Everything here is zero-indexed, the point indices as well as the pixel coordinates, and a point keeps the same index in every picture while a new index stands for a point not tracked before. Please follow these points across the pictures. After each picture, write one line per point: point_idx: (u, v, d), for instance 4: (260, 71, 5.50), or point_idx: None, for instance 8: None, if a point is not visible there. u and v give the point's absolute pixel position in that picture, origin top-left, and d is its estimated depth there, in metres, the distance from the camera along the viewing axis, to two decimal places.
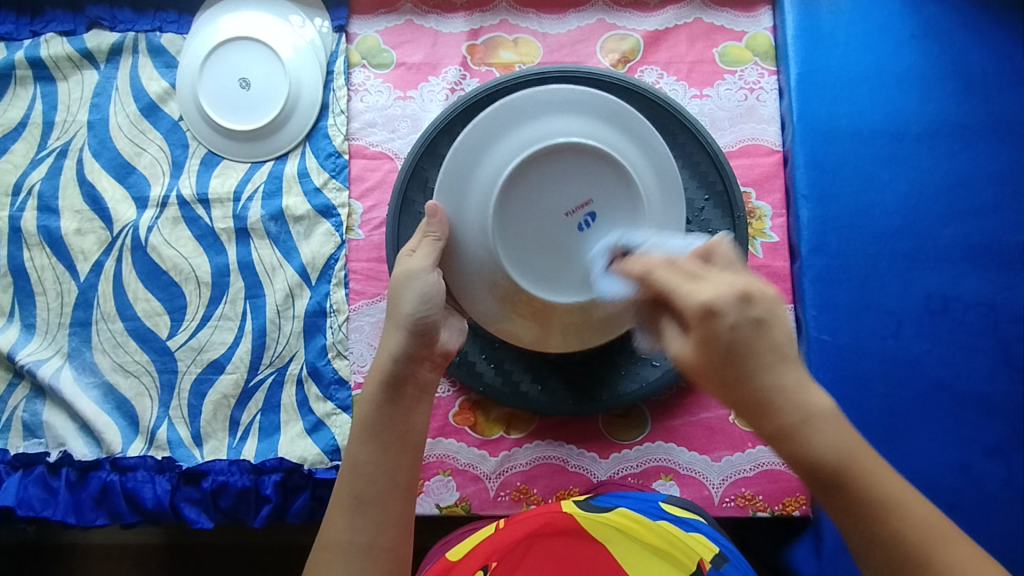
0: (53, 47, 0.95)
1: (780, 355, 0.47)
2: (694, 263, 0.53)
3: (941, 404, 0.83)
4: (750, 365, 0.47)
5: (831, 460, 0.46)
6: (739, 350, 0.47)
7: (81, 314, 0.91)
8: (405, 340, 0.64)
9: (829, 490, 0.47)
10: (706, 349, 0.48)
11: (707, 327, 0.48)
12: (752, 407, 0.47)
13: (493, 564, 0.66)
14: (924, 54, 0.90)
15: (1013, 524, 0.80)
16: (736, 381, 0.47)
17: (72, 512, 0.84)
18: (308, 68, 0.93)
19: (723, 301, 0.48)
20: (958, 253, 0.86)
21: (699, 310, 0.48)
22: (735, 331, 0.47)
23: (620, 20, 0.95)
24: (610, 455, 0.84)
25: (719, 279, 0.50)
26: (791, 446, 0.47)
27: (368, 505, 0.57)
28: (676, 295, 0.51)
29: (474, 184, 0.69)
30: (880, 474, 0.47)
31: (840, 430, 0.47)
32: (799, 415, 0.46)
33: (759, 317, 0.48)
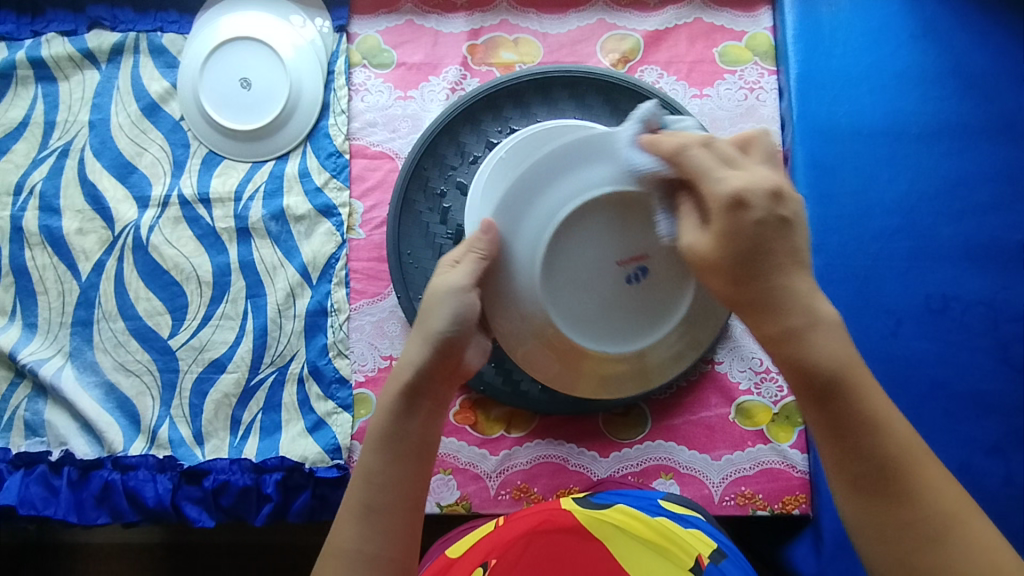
0: (54, 47, 0.95)
1: (797, 264, 0.52)
2: (731, 149, 0.55)
3: (940, 403, 0.83)
4: (770, 266, 0.52)
5: (830, 366, 0.51)
6: (762, 247, 0.52)
7: (82, 313, 0.91)
8: (428, 354, 0.58)
9: (824, 396, 0.52)
10: (727, 241, 0.52)
11: (732, 219, 0.52)
12: (763, 304, 0.52)
13: (493, 561, 0.66)
14: (923, 54, 0.90)
15: (1012, 522, 0.80)
16: (751, 280, 0.52)
17: (73, 511, 0.84)
18: (309, 68, 0.93)
19: (753, 192, 0.52)
20: (958, 252, 0.86)
21: (728, 198, 0.52)
22: (760, 226, 0.51)
23: (620, 20, 0.95)
24: (610, 454, 0.85)
25: (754, 171, 0.54)
26: (794, 348, 0.52)
27: (376, 514, 0.56)
28: (710, 178, 0.53)
29: (536, 210, 0.61)
30: (870, 391, 0.52)
31: (843, 343, 0.52)
32: (808, 320, 0.52)
33: (786, 216, 0.52)
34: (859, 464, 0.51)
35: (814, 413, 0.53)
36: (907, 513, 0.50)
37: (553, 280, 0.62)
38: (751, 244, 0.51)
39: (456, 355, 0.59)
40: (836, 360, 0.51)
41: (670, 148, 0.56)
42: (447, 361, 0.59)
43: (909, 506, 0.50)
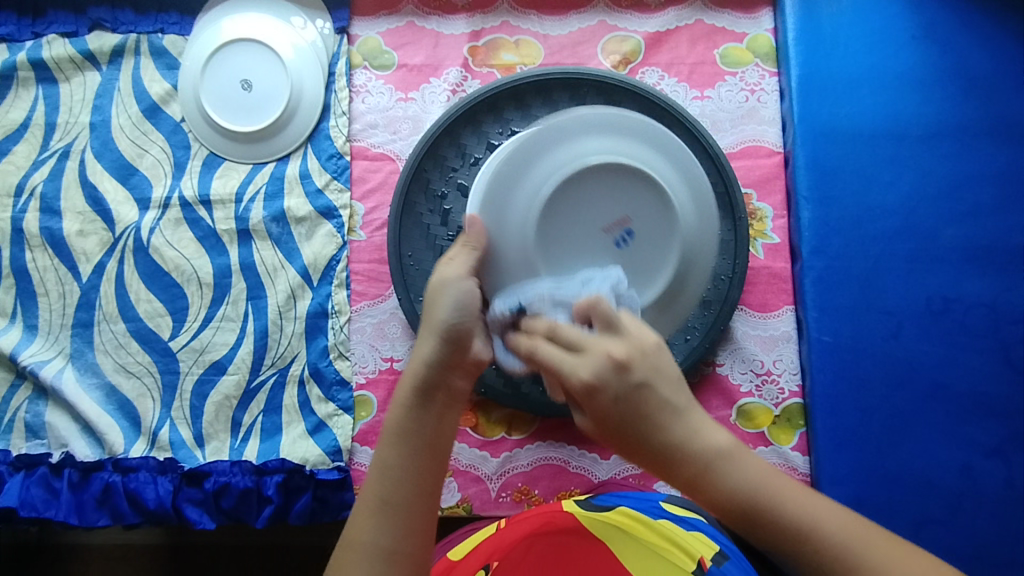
0: (55, 48, 0.95)
1: (672, 411, 0.51)
2: (574, 330, 0.53)
3: (941, 404, 0.83)
4: (651, 428, 0.50)
5: (740, 496, 0.51)
6: (630, 416, 0.50)
7: (83, 315, 0.91)
8: (437, 347, 0.56)
9: (749, 520, 0.51)
10: (602, 422, 0.51)
11: (593, 404, 0.51)
12: (659, 461, 0.51)
13: (494, 563, 0.66)
14: (924, 55, 0.90)
15: (1013, 525, 0.80)
16: (640, 446, 0.51)
17: (74, 513, 0.84)
18: (310, 69, 0.93)
19: (603, 378, 0.50)
20: (959, 254, 0.86)
21: (581, 388, 0.51)
22: (621, 401, 0.50)
23: (621, 22, 0.95)
24: (611, 456, 0.85)
25: (599, 347, 0.51)
26: (703, 492, 0.51)
27: (393, 509, 0.54)
28: (561, 373, 0.52)
29: (519, 193, 0.65)
30: (785, 497, 0.51)
31: (744, 463, 0.51)
32: (701, 463, 0.51)
33: (640, 380, 0.50)
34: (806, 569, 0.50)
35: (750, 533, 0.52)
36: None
37: (547, 248, 0.64)
38: (621, 419, 0.51)
39: (466, 345, 0.56)
40: (745, 485, 0.51)
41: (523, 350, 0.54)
42: (457, 353, 0.56)
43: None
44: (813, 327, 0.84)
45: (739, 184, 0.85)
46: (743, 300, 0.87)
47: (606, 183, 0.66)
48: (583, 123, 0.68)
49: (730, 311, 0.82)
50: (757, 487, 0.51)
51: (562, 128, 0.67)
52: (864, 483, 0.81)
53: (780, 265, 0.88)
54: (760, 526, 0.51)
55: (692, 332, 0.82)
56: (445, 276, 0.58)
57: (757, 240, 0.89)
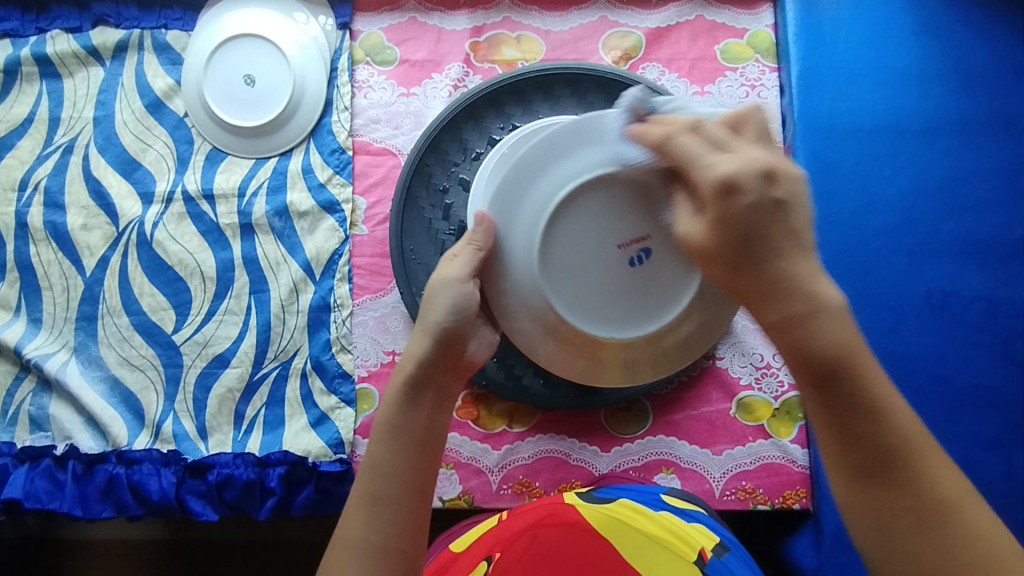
0: (59, 44, 0.96)
1: (795, 246, 0.51)
2: (722, 130, 0.54)
3: (940, 397, 0.84)
4: (765, 254, 0.50)
5: (831, 353, 0.50)
6: (753, 233, 0.50)
7: (87, 308, 0.91)
8: (431, 347, 0.60)
9: (824, 382, 0.50)
10: (720, 229, 0.51)
11: (723, 206, 0.51)
12: (761, 289, 0.51)
13: (497, 555, 0.67)
14: (925, 51, 0.91)
15: (1011, 517, 0.80)
16: (749, 268, 0.51)
17: (78, 504, 0.85)
18: (313, 64, 0.94)
19: (745, 175, 0.50)
20: (958, 248, 0.87)
21: (718, 184, 0.51)
22: (750, 210, 0.50)
23: (622, 18, 0.95)
24: (611, 449, 0.85)
25: (745, 153, 0.52)
26: (795, 333, 0.50)
27: (382, 504, 0.56)
28: (698, 165, 0.52)
29: (533, 193, 0.62)
30: (873, 375, 0.51)
31: (846, 325, 0.50)
32: (811, 307, 0.50)
33: (781, 198, 0.50)
34: (857, 449, 0.51)
35: (813, 396, 0.52)
36: (901, 496, 0.50)
37: (554, 258, 0.62)
38: (744, 229, 0.50)
39: (457, 347, 0.61)
40: (840, 345, 0.50)
41: (655, 139, 0.55)
42: (451, 353, 0.60)
43: (902, 491, 0.50)
44: None
45: None
46: None
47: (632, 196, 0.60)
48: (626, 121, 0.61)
49: None
50: (851, 354, 0.50)
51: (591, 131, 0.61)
52: None
53: None
54: (834, 386, 0.50)
55: None
56: (444, 275, 0.62)
57: None
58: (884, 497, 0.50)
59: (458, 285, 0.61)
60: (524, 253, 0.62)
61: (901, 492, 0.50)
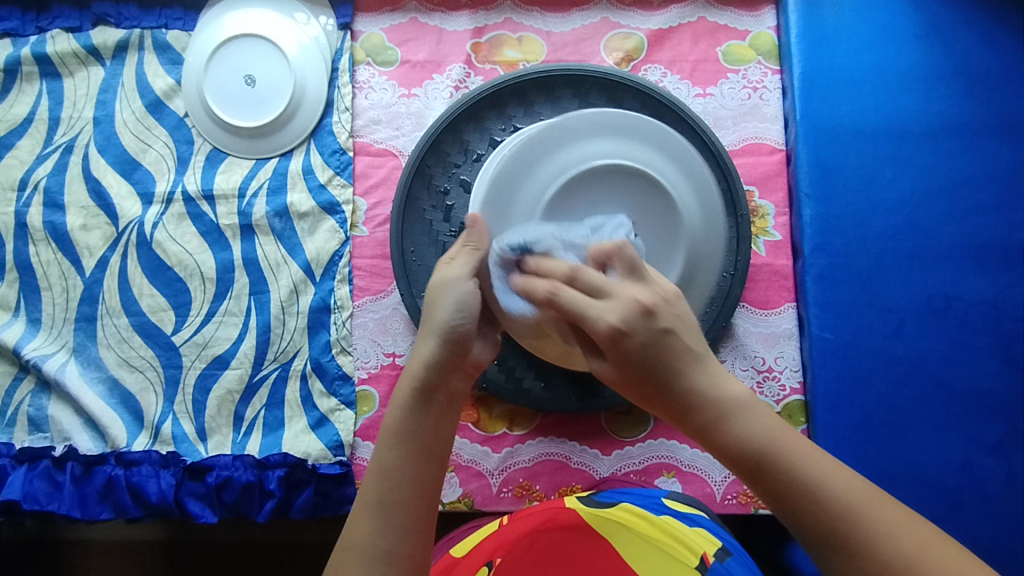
0: (60, 43, 0.95)
1: (691, 358, 0.51)
2: (596, 274, 0.55)
3: (942, 402, 0.83)
4: (668, 373, 0.50)
5: (751, 448, 0.49)
6: (652, 363, 0.50)
7: (86, 309, 0.91)
8: (438, 348, 0.59)
9: (756, 476, 0.49)
10: (622, 366, 0.51)
11: (617, 347, 0.51)
12: (673, 407, 0.51)
13: (498, 560, 0.67)
14: (927, 53, 0.90)
15: (1013, 522, 0.80)
16: (658, 390, 0.51)
17: (77, 506, 0.85)
18: (313, 65, 0.93)
19: (628, 319, 0.51)
20: (960, 252, 0.86)
21: (608, 332, 0.51)
22: (644, 346, 0.50)
23: (624, 19, 0.95)
24: (612, 452, 0.85)
25: (624, 293, 0.53)
26: (714, 439, 0.50)
27: (392, 510, 0.55)
28: (586, 318, 0.52)
29: (522, 195, 0.71)
30: (798, 454, 0.49)
31: (760, 417, 0.50)
32: (715, 410, 0.50)
33: (665, 327, 0.51)
34: (811, 530, 0.47)
35: (758, 492, 0.50)
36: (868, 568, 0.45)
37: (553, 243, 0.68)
38: (640, 363, 0.50)
39: (463, 348, 0.60)
40: (757, 436, 0.49)
41: (543, 295, 0.56)
42: (457, 355, 0.60)
43: (874, 571, 0.45)
44: (814, 325, 0.85)
45: (741, 180, 0.85)
46: (744, 297, 0.87)
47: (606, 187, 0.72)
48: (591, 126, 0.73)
49: (733, 306, 0.82)
50: (770, 445, 0.49)
51: (563, 131, 0.72)
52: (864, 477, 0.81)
53: (781, 262, 0.88)
54: (770, 480, 0.48)
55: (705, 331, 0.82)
56: (446, 276, 0.62)
57: (758, 238, 0.89)
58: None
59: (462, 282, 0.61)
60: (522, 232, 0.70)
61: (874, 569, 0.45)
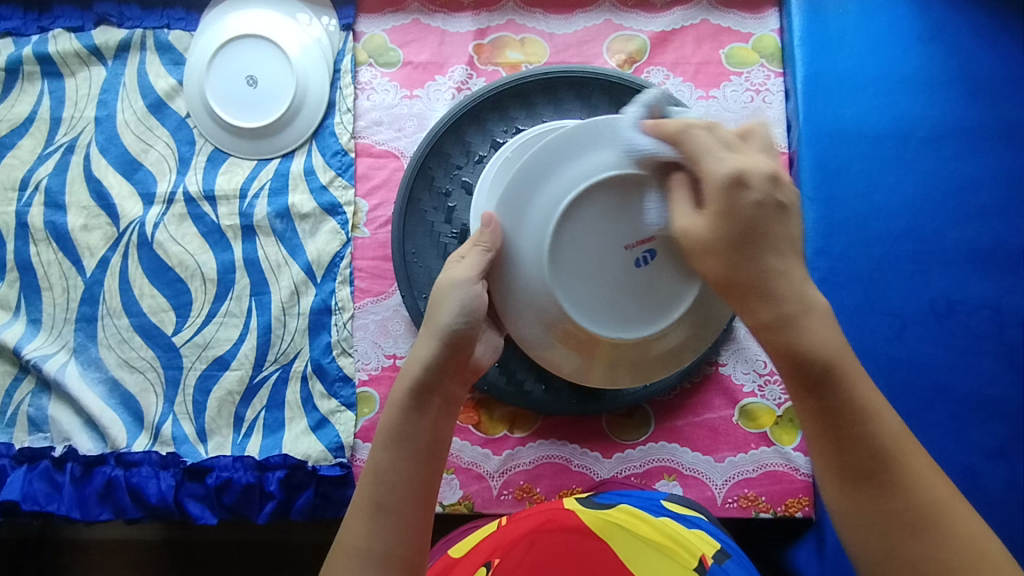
0: (61, 43, 0.95)
1: (788, 254, 0.54)
2: (733, 136, 0.58)
3: (945, 406, 0.83)
4: (765, 253, 0.53)
5: (822, 353, 0.52)
6: (757, 228, 0.53)
7: (86, 309, 0.91)
8: (438, 349, 0.60)
9: (815, 382, 0.52)
10: (726, 221, 0.53)
11: (732, 197, 0.54)
12: (759, 290, 0.53)
13: (496, 560, 0.66)
14: (931, 57, 0.90)
15: (1016, 528, 0.80)
16: (750, 265, 0.53)
17: (76, 507, 0.84)
18: (316, 66, 0.93)
19: (753, 172, 0.54)
20: (964, 256, 0.86)
21: (729, 175, 0.54)
22: (756, 207, 0.54)
23: (627, 21, 0.95)
24: (613, 455, 0.85)
25: (752, 155, 0.56)
26: (785, 334, 0.53)
27: (386, 512, 0.55)
28: (712, 158, 0.55)
29: (537, 201, 0.64)
30: (858, 378, 0.53)
31: (833, 331, 0.53)
32: (801, 308, 0.53)
33: (782, 202, 0.55)
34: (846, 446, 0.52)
35: (805, 398, 0.53)
36: (889, 494, 0.51)
37: (562, 265, 0.63)
38: (746, 223, 0.53)
39: (464, 350, 0.60)
40: (830, 344, 0.52)
41: (672, 129, 0.58)
42: (457, 356, 0.60)
43: (890, 489, 0.51)
44: None
45: None
46: None
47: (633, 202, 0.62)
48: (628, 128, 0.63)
49: None
50: (838, 357, 0.52)
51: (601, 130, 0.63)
52: None
53: None
54: (828, 387, 0.52)
55: None
56: (452, 278, 0.62)
57: None
58: (867, 490, 0.52)
59: (465, 284, 0.61)
60: (534, 239, 0.64)
61: (882, 488, 0.51)
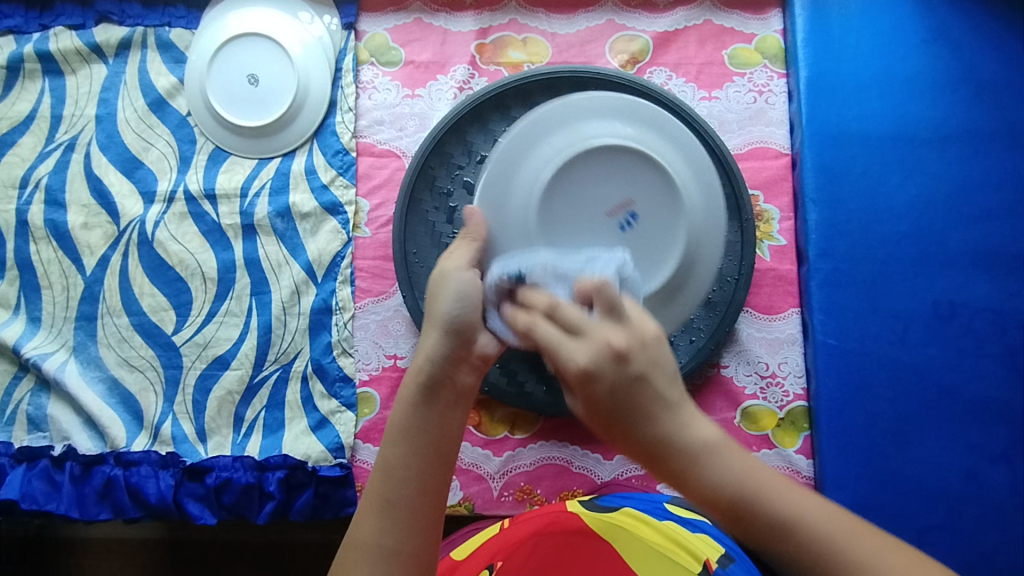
0: (62, 41, 0.95)
1: (665, 406, 0.48)
2: (578, 312, 0.51)
3: (948, 409, 0.83)
4: (638, 417, 0.48)
5: (726, 492, 0.47)
6: (622, 406, 0.48)
7: (86, 308, 0.91)
8: (443, 340, 0.56)
9: (735, 516, 0.48)
10: (592, 409, 0.49)
11: (587, 391, 0.48)
12: (648, 452, 0.48)
13: (499, 563, 0.66)
14: (935, 58, 0.90)
15: (1017, 531, 0.80)
16: (628, 431, 0.48)
17: (75, 506, 0.84)
18: (317, 65, 0.93)
19: (599, 364, 0.48)
20: (967, 258, 0.86)
21: (578, 376, 0.48)
22: (614, 392, 0.48)
23: (630, 21, 0.95)
24: (614, 456, 0.85)
25: (600, 333, 0.49)
26: (689, 485, 0.48)
27: (396, 508, 0.54)
28: (560, 356, 0.49)
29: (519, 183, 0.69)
30: (775, 492, 0.47)
31: (733, 458, 0.48)
32: (690, 455, 0.48)
33: (637, 371, 0.48)
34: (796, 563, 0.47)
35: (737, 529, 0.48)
36: None
37: (549, 230, 0.67)
38: (612, 408, 0.48)
39: (470, 339, 0.57)
40: (731, 477, 0.47)
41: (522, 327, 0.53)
42: (464, 346, 0.57)
43: None
44: (818, 330, 0.84)
45: (747, 187, 0.84)
46: (748, 302, 0.87)
47: (604, 166, 0.69)
48: (595, 108, 0.71)
49: (736, 313, 0.82)
50: (743, 487, 0.47)
51: (567, 113, 0.70)
52: (864, 487, 0.81)
53: (785, 267, 0.88)
54: (751, 520, 0.47)
55: (696, 333, 0.83)
56: (445, 269, 0.60)
57: (763, 242, 0.89)
58: None
59: (459, 273, 0.59)
60: (519, 220, 0.67)
61: None
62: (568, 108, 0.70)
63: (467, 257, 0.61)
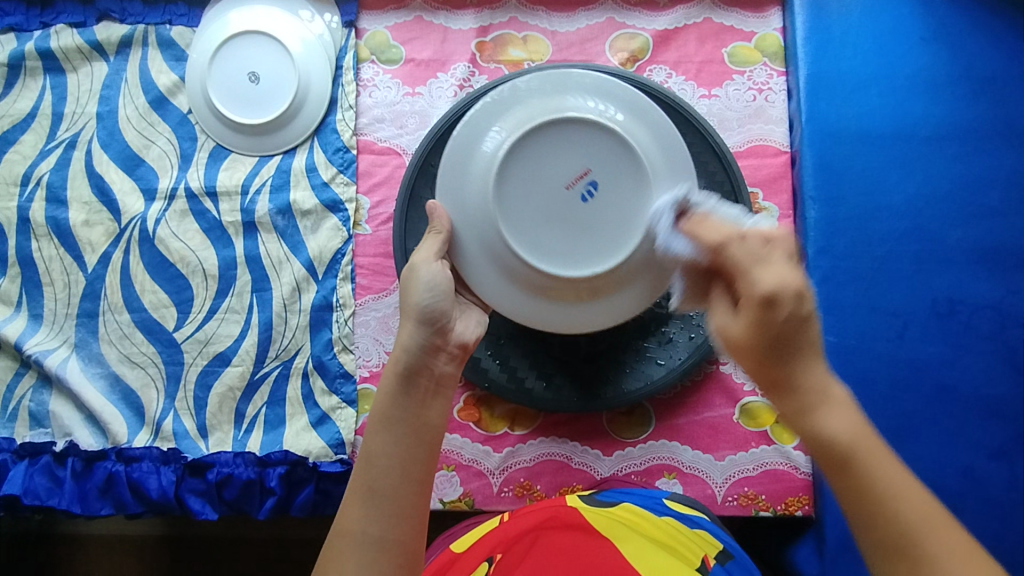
0: (63, 39, 0.95)
1: (813, 351, 0.52)
2: (758, 241, 0.55)
3: (946, 406, 0.83)
4: (790, 351, 0.51)
5: (839, 440, 0.50)
6: (786, 337, 0.51)
7: (88, 304, 0.91)
8: (416, 330, 0.63)
9: (838, 467, 0.50)
10: (757, 332, 0.52)
11: (764, 315, 0.51)
12: (783, 381, 0.52)
13: (499, 556, 0.67)
14: (934, 56, 0.90)
15: (1014, 525, 0.80)
16: (776, 359, 0.52)
17: (77, 502, 0.85)
18: (318, 62, 0.93)
19: (785, 293, 0.51)
20: (966, 255, 0.86)
21: (761, 297, 0.51)
22: (788, 322, 0.51)
23: (630, 19, 0.95)
24: (614, 453, 0.85)
25: (783, 268, 0.53)
26: (805, 423, 0.51)
27: (380, 496, 0.55)
28: (747, 276, 0.53)
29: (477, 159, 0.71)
30: (882, 464, 0.49)
31: (851, 417, 0.51)
32: (818, 395, 0.51)
33: (810, 313, 0.51)
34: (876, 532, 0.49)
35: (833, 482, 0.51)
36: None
37: (506, 207, 0.69)
38: (775, 335, 0.51)
39: (442, 327, 0.64)
40: (846, 429, 0.50)
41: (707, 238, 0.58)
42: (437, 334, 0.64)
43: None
44: None
45: (745, 183, 0.85)
46: None
47: (562, 138, 0.69)
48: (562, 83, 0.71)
49: None
50: (855, 443, 0.49)
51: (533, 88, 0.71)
52: None
53: None
54: (850, 474, 0.49)
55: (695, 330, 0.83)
56: (415, 262, 0.68)
57: None
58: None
59: (428, 265, 0.67)
60: (478, 205, 0.70)
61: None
62: (542, 80, 0.72)
63: (433, 249, 0.69)
